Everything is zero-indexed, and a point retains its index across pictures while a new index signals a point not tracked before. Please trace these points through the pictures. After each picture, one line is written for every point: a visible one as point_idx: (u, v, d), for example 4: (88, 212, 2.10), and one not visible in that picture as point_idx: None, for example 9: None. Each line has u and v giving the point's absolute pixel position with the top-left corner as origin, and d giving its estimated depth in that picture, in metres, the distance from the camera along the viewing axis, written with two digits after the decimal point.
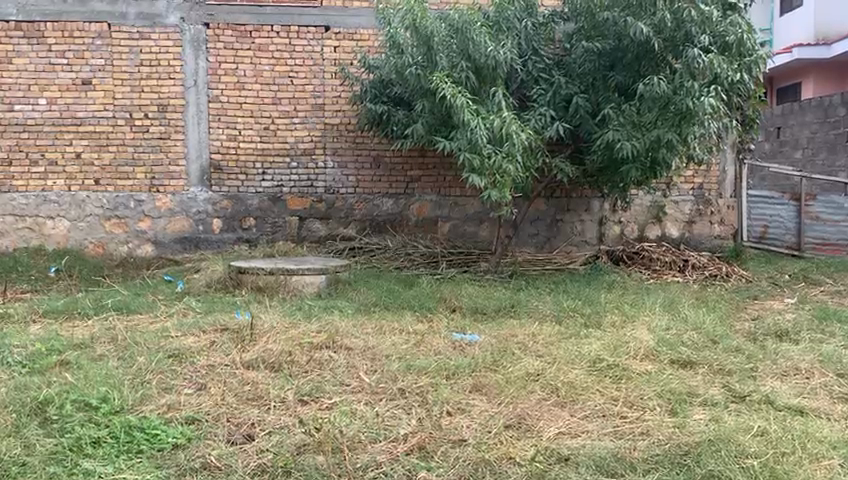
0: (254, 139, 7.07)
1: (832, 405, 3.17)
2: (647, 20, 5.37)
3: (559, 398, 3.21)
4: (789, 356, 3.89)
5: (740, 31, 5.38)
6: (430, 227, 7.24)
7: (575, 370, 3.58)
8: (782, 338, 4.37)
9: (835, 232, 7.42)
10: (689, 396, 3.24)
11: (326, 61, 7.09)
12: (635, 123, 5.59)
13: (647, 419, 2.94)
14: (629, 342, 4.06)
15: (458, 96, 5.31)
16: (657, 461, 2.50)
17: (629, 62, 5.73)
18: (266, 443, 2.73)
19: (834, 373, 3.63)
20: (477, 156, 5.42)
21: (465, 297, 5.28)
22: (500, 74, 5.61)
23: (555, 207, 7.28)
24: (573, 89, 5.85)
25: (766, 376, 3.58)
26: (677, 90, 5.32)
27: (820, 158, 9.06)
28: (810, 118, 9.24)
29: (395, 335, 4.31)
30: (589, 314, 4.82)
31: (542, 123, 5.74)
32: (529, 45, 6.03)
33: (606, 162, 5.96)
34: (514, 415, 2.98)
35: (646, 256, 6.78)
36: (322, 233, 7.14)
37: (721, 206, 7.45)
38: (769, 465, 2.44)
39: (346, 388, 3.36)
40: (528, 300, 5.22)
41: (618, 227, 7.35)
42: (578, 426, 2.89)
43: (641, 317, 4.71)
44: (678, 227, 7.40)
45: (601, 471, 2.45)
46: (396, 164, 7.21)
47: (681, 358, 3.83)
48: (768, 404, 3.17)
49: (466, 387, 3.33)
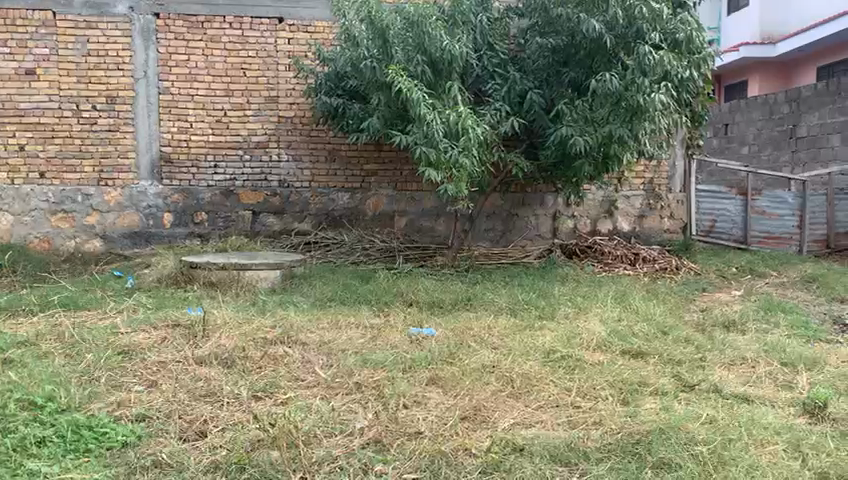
0: (206, 132, 6.94)
1: (776, 392, 3.27)
2: (599, 16, 5.44)
3: (514, 389, 3.23)
4: (736, 346, 4.00)
5: (689, 30, 5.55)
6: (386, 221, 7.22)
7: (531, 361, 3.62)
8: (729, 328, 4.50)
9: (779, 227, 7.62)
10: (641, 385, 3.30)
11: (280, 54, 7.00)
12: (588, 119, 5.65)
13: (600, 409, 3.00)
14: (582, 334, 4.13)
15: (414, 90, 5.30)
16: (609, 450, 2.54)
17: (582, 58, 5.79)
18: (220, 439, 2.68)
19: (779, 362, 3.74)
20: (433, 150, 5.42)
21: (422, 290, 5.28)
22: (456, 68, 5.61)
23: (511, 201, 7.33)
24: (527, 85, 5.90)
25: (715, 365, 3.67)
26: (629, 86, 5.39)
27: (765, 154, 9.33)
28: (756, 115, 9.50)
29: (351, 329, 4.29)
30: (544, 306, 4.87)
31: (498, 117, 5.77)
32: (485, 40, 6.06)
33: (560, 157, 6.02)
34: (470, 407, 2.99)
35: (598, 250, 6.91)
36: (276, 228, 7.05)
37: (670, 201, 7.67)
38: (717, 451, 2.49)
39: (302, 383, 3.33)
40: (484, 294, 5.25)
41: (571, 221, 7.45)
42: (533, 416, 2.92)
43: (594, 309, 4.79)
44: (629, 221, 7.54)
45: (555, 461, 2.48)
46: (351, 158, 7.16)
47: (633, 349, 3.90)
48: (717, 392, 3.25)
49: (423, 381, 3.32)
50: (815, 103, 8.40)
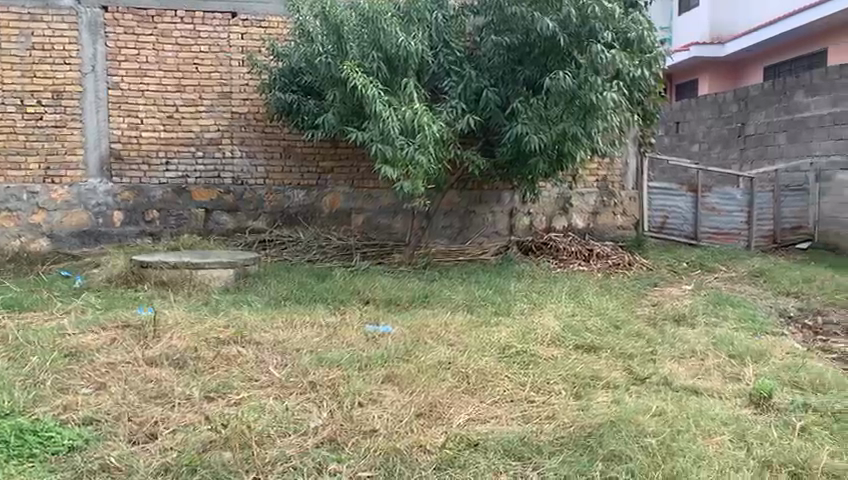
0: (157, 128, 6.80)
1: (724, 384, 3.35)
2: (553, 15, 5.49)
3: (470, 385, 3.24)
4: (686, 340, 4.09)
5: (640, 29, 5.66)
6: (343, 219, 7.17)
7: (487, 357, 3.64)
8: (680, 322, 4.60)
9: (728, 223, 7.83)
10: (593, 379, 3.35)
11: (233, 49, 6.90)
12: (543, 117, 5.71)
13: (553, 403, 3.03)
14: (537, 329, 4.17)
15: (369, 87, 5.27)
16: (562, 444, 2.57)
17: (536, 57, 5.83)
18: (171, 441, 2.64)
19: (726, 355, 3.83)
20: (389, 147, 5.41)
21: (378, 288, 5.27)
22: (412, 65, 5.60)
23: (468, 198, 7.37)
24: (483, 82, 5.93)
25: (665, 359, 3.75)
26: (582, 85, 5.49)
27: (714, 151, 9.55)
28: (706, 114, 9.72)
29: (306, 328, 4.25)
30: (500, 302, 4.91)
31: (454, 115, 5.78)
32: (440, 37, 6.07)
33: (515, 155, 6.06)
34: (425, 404, 3.00)
35: (553, 246, 6.98)
36: (230, 226, 6.96)
37: (624, 198, 7.83)
38: (666, 443, 2.54)
39: (255, 383, 3.29)
40: (441, 290, 5.26)
41: (527, 219, 7.52)
42: (487, 411, 2.94)
43: (548, 305, 4.84)
44: (584, 218, 7.65)
45: (509, 455, 2.50)
46: (307, 155, 7.11)
47: (586, 344, 3.96)
48: (667, 385, 3.32)
49: (379, 379, 3.31)
50: (762, 101, 8.58)
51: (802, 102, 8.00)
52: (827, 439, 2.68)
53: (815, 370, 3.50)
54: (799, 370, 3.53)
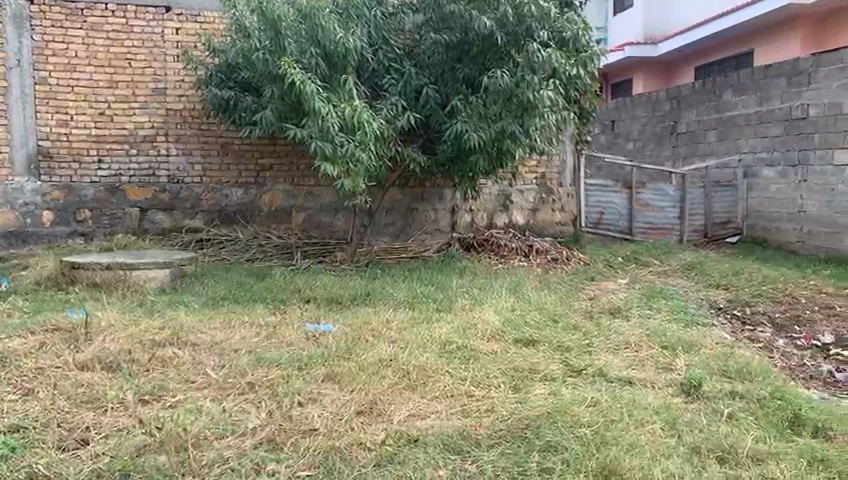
0: (89, 125, 6.58)
1: (657, 374, 3.45)
2: (491, 14, 5.54)
3: (411, 381, 3.26)
4: (620, 332, 4.20)
5: (576, 28, 5.78)
6: (283, 217, 7.09)
7: (427, 353, 3.66)
8: (615, 314, 4.73)
9: (661, 218, 8.06)
10: (531, 372, 3.41)
11: (167, 44, 6.74)
12: (482, 115, 5.77)
13: (492, 397, 3.07)
14: (477, 325, 4.22)
15: (307, 83, 5.21)
16: (500, 436, 2.60)
17: (475, 55, 5.89)
18: (103, 446, 2.56)
19: (659, 346, 3.94)
20: (329, 145, 5.37)
21: (319, 287, 5.23)
22: (351, 62, 5.58)
23: (409, 196, 7.38)
24: (423, 80, 5.95)
25: (601, 351, 3.84)
26: (519, 83, 5.56)
27: (649, 149, 9.83)
28: (640, 112, 9.99)
29: (244, 329, 4.18)
30: (441, 299, 4.94)
31: (394, 112, 5.76)
32: (379, 34, 5.97)
33: (455, 152, 6.10)
34: (366, 401, 3.00)
35: (494, 242, 7.06)
36: (166, 225, 6.80)
37: (562, 195, 7.92)
38: (600, 432, 2.61)
39: (192, 385, 3.23)
40: (383, 288, 5.26)
41: (469, 215, 7.58)
42: (427, 407, 2.96)
43: (489, 300, 4.89)
44: (524, 214, 7.76)
45: (448, 449, 2.51)
46: (245, 152, 6.99)
47: (525, 337, 4.02)
48: (602, 376, 3.40)
49: (319, 377, 3.29)
50: (693, 100, 8.86)
51: (730, 101, 8.23)
52: (752, 424, 2.80)
53: (743, 359, 3.64)
54: (727, 359, 3.66)
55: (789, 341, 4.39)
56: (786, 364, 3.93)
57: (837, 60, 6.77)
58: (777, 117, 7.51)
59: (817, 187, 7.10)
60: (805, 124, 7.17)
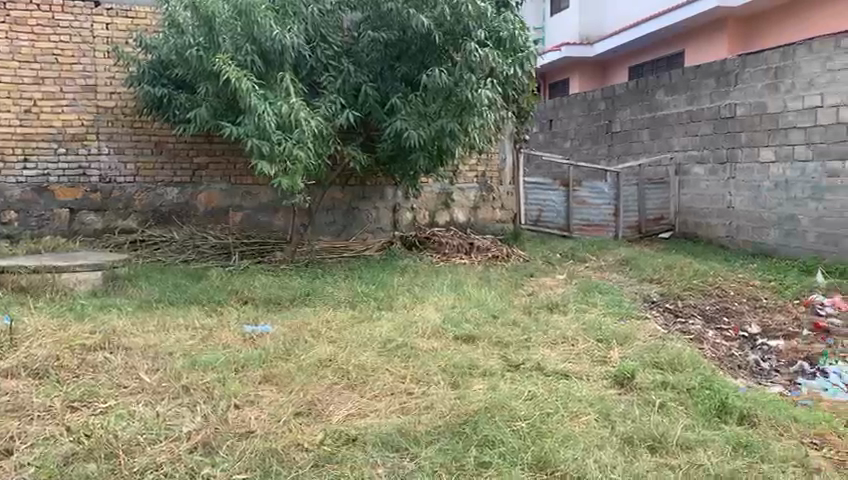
0: (13, 123, 6.31)
1: (592, 367, 3.53)
2: (428, 13, 5.56)
3: (350, 381, 3.23)
4: (557, 326, 4.27)
5: (512, 28, 5.87)
6: (220, 217, 6.95)
7: (367, 352, 3.64)
8: (553, 309, 4.82)
9: (597, 215, 8.31)
10: (471, 368, 3.44)
11: (97, 40, 6.53)
12: (421, 113, 5.79)
13: (432, 394, 3.08)
14: (418, 322, 4.23)
15: (243, 80, 5.14)
16: (438, 433, 2.61)
17: (413, 54, 5.90)
18: (28, 456, 2.46)
19: (595, 339, 4.04)
20: (266, 143, 5.27)
21: (258, 287, 5.15)
22: (288, 59, 5.52)
23: (350, 194, 7.33)
24: (362, 78, 5.91)
25: (539, 345, 3.90)
26: (458, 82, 5.61)
27: (585, 147, 10.05)
28: (577, 111, 10.19)
29: (179, 331, 4.09)
30: (382, 297, 4.92)
31: (333, 110, 5.69)
32: (317, 31, 5.82)
33: (396, 150, 6.09)
34: (304, 402, 2.97)
35: (436, 241, 7.09)
36: (98, 226, 6.59)
37: (501, 193, 7.96)
38: (536, 425, 2.65)
39: (124, 390, 3.14)
40: (324, 287, 5.21)
41: (411, 213, 7.58)
42: (367, 406, 2.95)
43: (429, 298, 4.91)
44: (465, 212, 7.81)
45: (387, 447, 2.51)
46: (180, 150, 6.84)
47: (464, 334, 4.05)
48: (539, 370, 3.46)
49: (257, 379, 3.24)
50: (627, 100, 9.08)
51: (662, 100, 8.47)
52: (682, 413, 2.89)
53: (674, 350, 3.75)
54: (659, 351, 3.76)
55: (718, 332, 4.55)
56: (715, 354, 4.07)
57: (761, 61, 7.03)
58: (706, 117, 7.75)
59: (743, 183, 7.33)
60: (733, 123, 7.41)
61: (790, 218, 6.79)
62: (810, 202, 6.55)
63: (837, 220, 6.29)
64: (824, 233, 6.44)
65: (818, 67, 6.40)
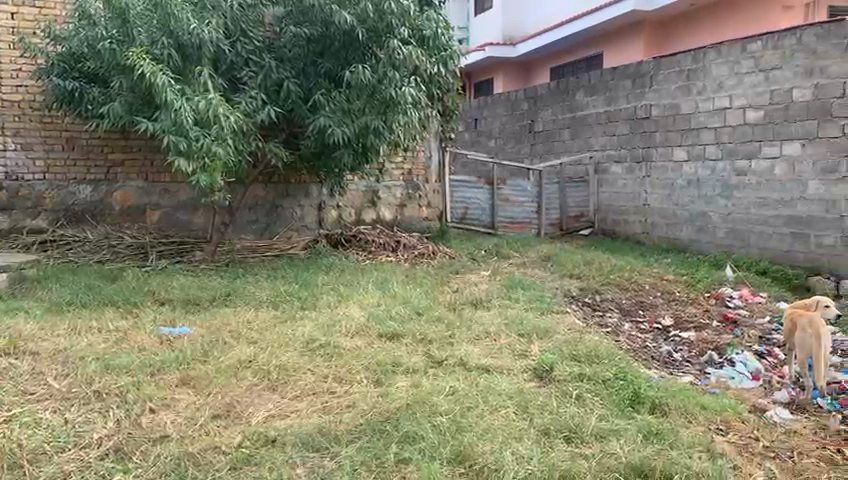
0: None
1: (513, 361, 3.59)
2: (350, 9, 5.53)
3: (271, 381, 3.19)
4: (481, 322, 4.32)
5: (435, 27, 5.94)
6: (137, 216, 6.72)
7: (289, 352, 3.60)
8: (477, 305, 4.88)
9: (520, 212, 8.42)
10: (394, 366, 3.44)
11: (2, 30, 6.21)
12: (346, 110, 5.74)
13: (354, 392, 3.07)
14: (341, 320, 4.20)
15: (158, 75, 4.98)
16: (360, 431, 2.60)
17: (337, 50, 5.85)
18: None
19: (516, 334, 4.11)
20: (183, 139, 5.12)
21: (177, 288, 5.01)
22: (206, 53, 5.37)
23: (274, 192, 7.23)
24: (284, 73, 5.81)
25: (462, 341, 3.95)
26: (382, 80, 5.60)
27: (509, 146, 10.22)
28: (501, 111, 10.35)
29: (91, 335, 3.93)
30: (306, 297, 4.86)
31: (254, 106, 5.61)
32: (238, 26, 5.68)
33: (320, 147, 6.04)
34: (222, 405, 2.90)
35: (362, 239, 7.06)
36: (5, 226, 6.29)
37: (428, 190, 8.08)
38: (456, 419, 2.68)
39: (30, 397, 2.99)
40: (245, 287, 5.11)
41: (336, 212, 7.53)
42: (288, 406, 2.91)
43: (354, 296, 4.90)
44: (391, 210, 7.85)
45: (307, 447, 2.49)
46: (94, 147, 6.58)
47: (389, 332, 4.05)
48: (462, 365, 3.50)
49: (173, 382, 3.15)
50: (549, 100, 9.29)
51: (582, 101, 8.70)
52: (597, 404, 2.98)
53: (591, 343, 3.85)
54: (577, 344, 3.86)
55: (634, 324, 4.72)
56: (630, 346, 4.22)
57: (674, 63, 7.30)
58: (623, 117, 8.01)
59: (658, 181, 7.61)
60: (648, 123, 7.68)
61: (701, 214, 7.10)
62: (720, 199, 6.86)
63: (744, 216, 6.61)
64: (733, 229, 6.75)
65: (726, 69, 6.68)
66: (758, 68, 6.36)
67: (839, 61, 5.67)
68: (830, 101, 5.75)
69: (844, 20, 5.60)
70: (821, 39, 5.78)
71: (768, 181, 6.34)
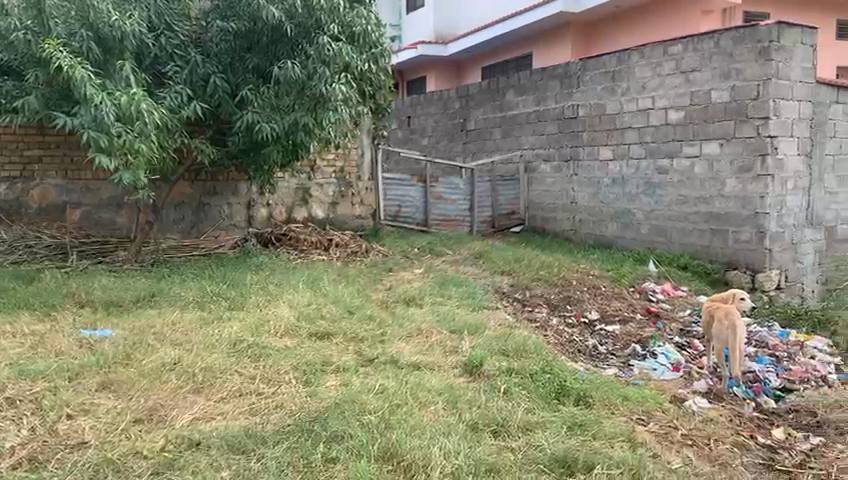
0: None
1: (444, 358, 3.62)
2: (279, 4, 5.43)
3: (196, 384, 3.11)
4: (413, 319, 4.34)
5: (365, 24, 5.88)
6: (56, 214, 6.45)
7: (215, 353, 3.52)
8: (410, 303, 4.90)
9: (454, 210, 8.45)
10: (324, 365, 3.42)
11: None
12: (275, 106, 5.68)
13: (282, 393, 3.03)
14: (270, 320, 4.15)
15: (76, 68, 4.78)
16: (288, 431, 2.57)
17: (265, 46, 5.75)
18: None
19: (448, 331, 4.14)
20: (104, 135, 4.91)
21: (98, 289, 4.83)
22: (128, 47, 5.20)
23: (201, 190, 7.07)
24: (211, 69, 5.70)
25: (394, 339, 3.95)
26: (311, 76, 5.53)
27: (442, 144, 10.26)
28: (433, 109, 10.41)
29: (5, 339, 3.76)
30: (234, 297, 4.77)
31: (179, 101, 5.46)
32: (161, 19, 5.56)
33: (248, 144, 5.95)
34: (145, 409, 2.81)
35: (293, 237, 6.97)
36: None
37: (361, 188, 7.99)
38: (386, 417, 2.68)
39: None
40: (171, 288, 4.97)
41: (266, 210, 7.41)
42: (214, 409, 2.85)
43: (284, 295, 4.84)
44: (324, 208, 7.75)
45: (232, 449, 2.44)
46: (8, 143, 6.29)
47: (319, 331, 4.02)
48: (393, 363, 3.50)
49: (93, 387, 3.04)
50: (480, 99, 9.40)
51: (512, 100, 8.84)
52: (524, 397, 3.04)
53: (521, 338, 3.91)
54: (506, 339, 3.92)
55: (562, 319, 4.83)
56: (558, 340, 4.32)
57: (601, 65, 7.47)
58: (552, 116, 8.17)
59: (586, 180, 7.78)
60: (576, 123, 7.86)
61: (626, 212, 7.31)
62: (644, 197, 7.08)
63: (666, 214, 6.84)
64: (656, 226, 6.97)
65: (649, 71, 6.89)
66: (679, 70, 6.58)
67: (752, 64, 5.92)
68: (745, 102, 5.99)
69: (757, 25, 5.86)
70: (737, 42, 6.02)
71: (689, 179, 6.58)
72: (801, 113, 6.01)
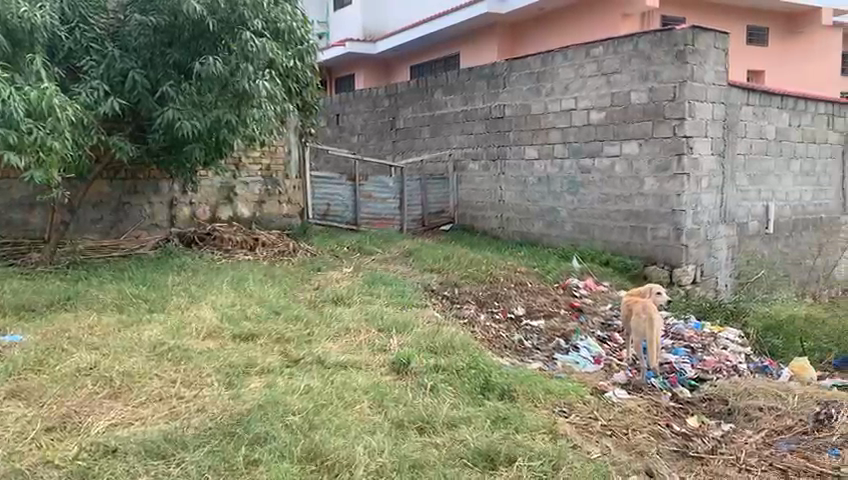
0: None
1: (372, 356, 3.61)
2: None
3: (113, 389, 3.01)
4: (340, 319, 4.31)
5: (289, 20, 5.90)
6: None
7: (134, 357, 3.42)
8: (338, 302, 4.86)
9: (384, 209, 8.34)
10: (248, 367, 3.36)
11: None
12: (196, 103, 5.55)
13: (204, 396, 2.96)
14: (193, 322, 4.05)
15: None
16: (209, 435, 2.52)
17: (185, 41, 5.58)
18: None
19: (376, 329, 4.14)
20: (12, 132, 4.54)
21: (8, 293, 4.61)
22: (39, 39, 5.00)
23: (120, 189, 6.83)
24: (129, 64, 5.51)
25: (322, 339, 3.91)
26: (234, 72, 5.44)
27: (371, 143, 10.24)
28: (362, 108, 10.38)
29: None
30: (154, 299, 4.63)
31: (95, 97, 5.30)
32: (76, 11, 5.46)
33: (169, 142, 5.76)
34: (57, 416, 2.70)
35: (218, 237, 6.80)
36: None
37: (288, 187, 7.93)
38: (310, 418, 2.65)
39: None
40: (88, 290, 4.79)
41: (189, 209, 7.23)
42: (131, 414, 2.77)
43: (208, 297, 4.72)
44: (250, 207, 7.64)
45: (150, 455, 2.38)
46: None
47: (243, 333, 3.94)
48: (320, 363, 3.46)
49: (1, 395, 2.90)
50: (408, 98, 9.43)
51: (441, 99, 8.89)
52: (450, 393, 3.07)
53: (449, 335, 3.93)
54: (434, 336, 3.94)
55: (489, 315, 4.90)
56: (486, 336, 4.37)
57: (525, 66, 7.61)
58: (480, 116, 8.27)
59: (512, 178, 7.91)
60: (503, 122, 7.97)
61: (551, 210, 7.47)
62: (568, 195, 7.24)
63: (590, 211, 7.03)
64: (579, 223, 7.15)
65: (572, 73, 7.06)
66: (600, 71, 6.77)
67: (669, 66, 6.16)
68: (662, 103, 6.23)
69: (673, 29, 6.10)
70: (654, 45, 6.25)
71: (610, 177, 6.78)
72: (714, 114, 6.28)
